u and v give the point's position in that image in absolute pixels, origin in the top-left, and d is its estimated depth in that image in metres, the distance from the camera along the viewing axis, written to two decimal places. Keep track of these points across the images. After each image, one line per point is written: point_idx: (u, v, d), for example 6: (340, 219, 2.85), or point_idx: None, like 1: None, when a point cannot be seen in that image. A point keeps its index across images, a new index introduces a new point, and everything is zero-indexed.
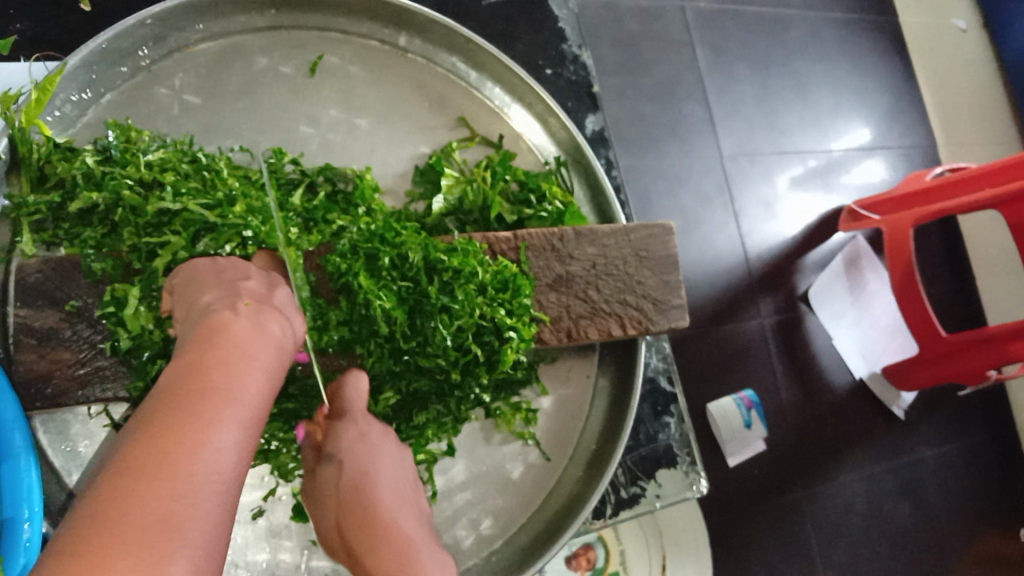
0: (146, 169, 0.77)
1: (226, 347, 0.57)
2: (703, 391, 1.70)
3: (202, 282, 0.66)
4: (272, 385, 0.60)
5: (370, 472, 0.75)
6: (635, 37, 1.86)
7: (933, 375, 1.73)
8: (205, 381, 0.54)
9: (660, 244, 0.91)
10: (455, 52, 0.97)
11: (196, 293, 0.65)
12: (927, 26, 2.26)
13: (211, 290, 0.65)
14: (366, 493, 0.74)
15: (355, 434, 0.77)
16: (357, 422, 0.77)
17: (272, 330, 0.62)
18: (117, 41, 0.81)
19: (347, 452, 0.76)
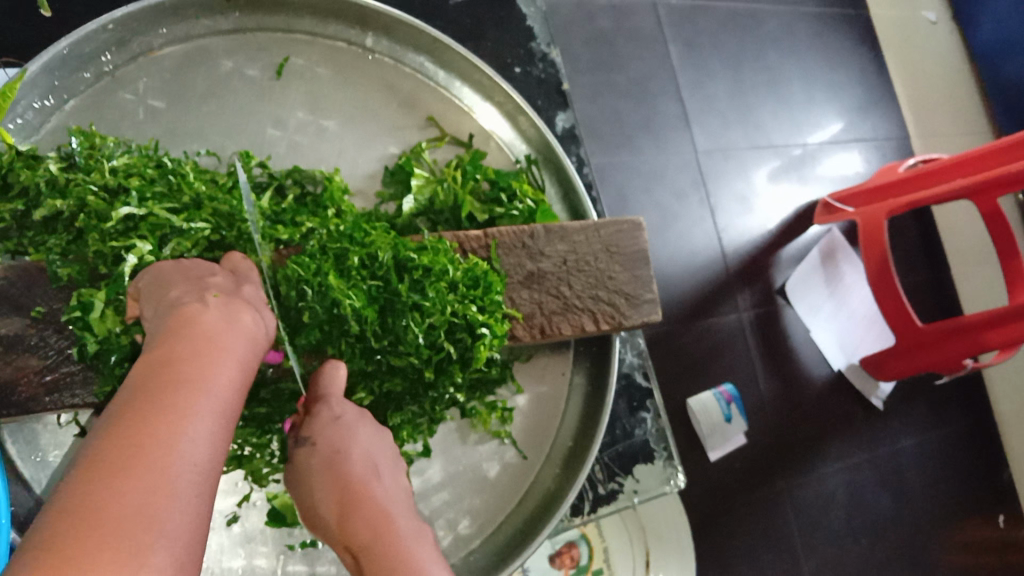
0: (111, 175, 0.76)
1: (198, 339, 0.57)
2: (682, 387, 1.71)
3: (172, 278, 0.66)
4: (248, 375, 0.60)
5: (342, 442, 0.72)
6: (608, 34, 1.87)
7: (910, 366, 1.75)
8: (178, 374, 0.54)
9: (630, 239, 0.92)
10: (422, 52, 0.97)
11: (164, 288, 0.64)
12: (897, 19, 2.28)
13: (181, 285, 0.64)
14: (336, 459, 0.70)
15: (330, 408, 0.74)
16: (334, 404, 0.74)
17: (245, 323, 0.62)
18: (78, 46, 0.80)
19: (321, 422, 0.73)
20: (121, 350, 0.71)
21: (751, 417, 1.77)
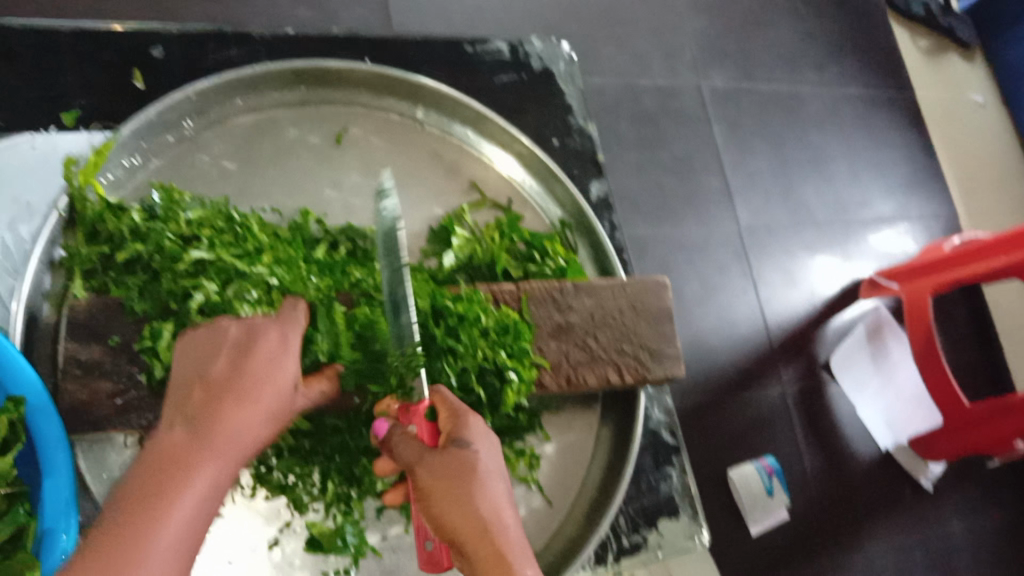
0: (186, 226, 0.87)
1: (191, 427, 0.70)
2: (723, 457, 1.72)
3: (191, 351, 0.76)
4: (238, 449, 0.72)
5: (475, 452, 0.76)
6: (653, 114, 1.96)
7: (960, 445, 1.74)
8: (171, 464, 0.67)
9: (655, 297, 0.98)
10: (467, 124, 1.08)
11: (188, 355, 0.76)
12: (943, 102, 2.32)
13: (199, 354, 0.76)
14: (467, 465, 0.75)
15: (467, 421, 0.78)
16: (469, 415, 0.79)
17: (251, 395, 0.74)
18: (165, 113, 0.91)
19: (457, 430, 0.77)
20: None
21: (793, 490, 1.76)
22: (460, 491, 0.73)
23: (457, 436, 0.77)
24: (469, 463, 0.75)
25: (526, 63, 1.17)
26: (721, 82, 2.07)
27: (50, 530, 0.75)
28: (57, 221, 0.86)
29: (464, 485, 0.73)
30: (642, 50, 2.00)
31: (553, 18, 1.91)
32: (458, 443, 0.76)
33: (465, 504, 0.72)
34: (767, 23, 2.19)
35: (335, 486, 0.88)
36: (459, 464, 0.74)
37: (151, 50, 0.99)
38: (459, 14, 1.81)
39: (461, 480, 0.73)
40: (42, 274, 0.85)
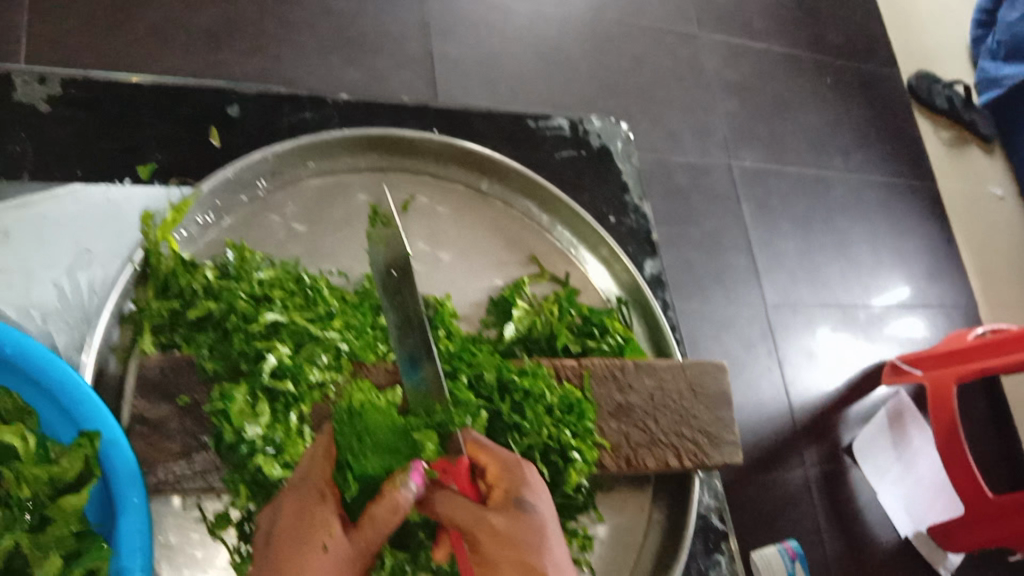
0: (258, 286, 0.87)
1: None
2: (749, 545, 1.68)
3: (282, 529, 0.72)
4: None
5: (537, 511, 0.76)
6: (684, 190, 1.98)
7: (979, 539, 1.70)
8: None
9: (713, 380, 0.98)
10: (529, 197, 1.09)
11: (280, 534, 0.72)
12: (962, 193, 2.37)
13: (288, 530, 0.72)
14: (528, 525, 0.74)
15: (522, 472, 0.78)
16: (526, 467, 0.79)
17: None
18: (242, 172, 0.93)
19: (513, 483, 0.77)
20: (261, 445, 0.78)
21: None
22: (522, 554, 0.72)
23: (515, 491, 0.77)
24: (530, 524, 0.75)
25: (585, 140, 1.19)
26: (750, 162, 2.10)
27: (126, 568, 0.75)
28: (131, 274, 0.86)
29: (527, 548, 0.73)
30: (674, 127, 2.03)
31: (590, 94, 1.94)
32: (516, 499, 0.76)
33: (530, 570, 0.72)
34: (796, 108, 2.24)
35: (390, 562, 0.82)
36: (520, 525, 0.74)
37: (226, 108, 1.01)
38: (501, 83, 1.84)
39: (523, 544, 0.73)
40: (110, 328, 0.85)
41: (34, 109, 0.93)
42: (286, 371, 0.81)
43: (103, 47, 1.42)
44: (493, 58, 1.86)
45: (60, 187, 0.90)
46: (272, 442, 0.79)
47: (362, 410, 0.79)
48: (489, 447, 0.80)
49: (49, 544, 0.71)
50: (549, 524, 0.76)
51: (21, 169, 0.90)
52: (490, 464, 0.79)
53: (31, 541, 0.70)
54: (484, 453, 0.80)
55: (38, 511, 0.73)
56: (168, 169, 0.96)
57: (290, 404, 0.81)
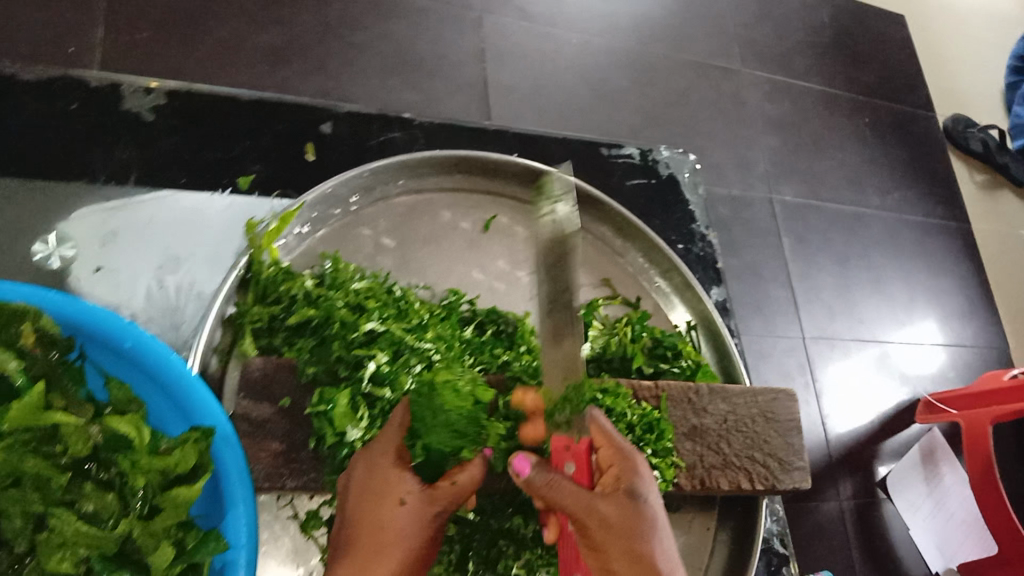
0: (354, 296, 0.90)
1: (367, 561, 0.75)
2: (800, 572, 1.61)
3: (358, 483, 0.77)
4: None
5: (647, 502, 0.79)
6: (727, 221, 1.88)
7: None
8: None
9: (783, 407, 1.01)
10: (604, 223, 1.15)
11: (358, 486, 0.77)
12: (999, 235, 2.27)
13: (371, 486, 0.77)
14: (638, 515, 0.78)
15: (635, 464, 0.81)
16: (638, 459, 0.81)
17: (405, 533, 0.76)
18: (339, 187, 0.98)
19: (626, 473, 0.80)
20: (361, 449, 0.82)
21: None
22: (631, 545, 0.76)
23: (628, 483, 0.79)
24: (639, 514, 0.78)
25: (653, 168, 1.33)
26: (791, 197, 2.00)
27: (232, 562, 0.72)
28: (235, 278, 0.89)
29: (635, 537, 0.77)
30: (718, 160, 1.92)
31: (638, 122, 1.83)
32: (629, 491, 0.79)
33: (638, 559, 0.76)
34: (833, 146, 2.13)
35: (473, 568, 0.87)
36: (629, 515, 0.78)
37: (321, 125, 1.12)
38: (552, 110, 1.74)
39: (632, 534, 0.77)
40: (213, 330, 0.88)
41: (140, 118, 1.04)
42: (385, 379, 0.83)
43: (168, 56, 1.39)
44: (544, 83, 1.76)
45: (162, 192, 1.01)
46: (370, 447, 0.82)
47: (439, 390, 0.80)
48: (606, 432, 0.81)
49: (159, 533, 0.70)
50: (655, 514, 0.80)
51: (128, 175, 1.01)
52: (607, 451, 0.81)
53: (143, 528, 0.69)
54: (599, 439, 0.82)
55: (147, 500, 0.72)
56: (272, 182, 1.06)
57: (387, 412, 0.84)
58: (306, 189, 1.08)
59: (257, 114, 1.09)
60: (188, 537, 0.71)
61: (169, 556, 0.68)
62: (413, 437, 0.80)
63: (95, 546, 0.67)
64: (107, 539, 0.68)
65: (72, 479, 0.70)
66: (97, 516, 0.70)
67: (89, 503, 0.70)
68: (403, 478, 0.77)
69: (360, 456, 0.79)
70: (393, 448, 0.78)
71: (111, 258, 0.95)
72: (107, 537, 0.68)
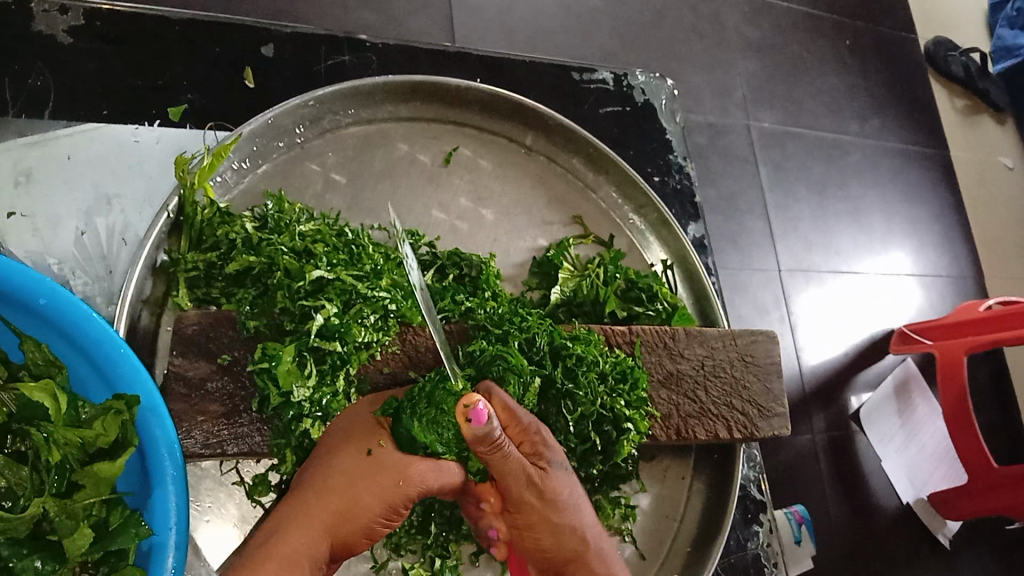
0: (299, 239, 0.80)
1: (305, 507, 0.68)
2: (775, 503, 1.58)
3: (334, 429, 0.73)
4: (345, 536, 0.69)
5: (568, 475, 0.75)
6: (702, 150, 1.78)
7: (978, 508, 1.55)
8: (280, 551, 0.64)
9: (763, 350, 0.95)
10: (576, 154, 1.07)
11: (330, 433, 0.73)
12: (977, 164, 2.15)
13: (342, 432, 0.72)
14: (565, 490, 0.73)
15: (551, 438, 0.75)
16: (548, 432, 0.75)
17: (356, 484, 0.70)
18: (280, 117, 0.89)
19: (544, 448, 0.73)
20: (308, 410, 0.75)
21: (839, 549, 1.62)
22: (563, 520, 0.72)
23: (547, 455, 0.73)
24: (565, 487, 0.73)
25: (629, 95, 1.24)
26: (769, 124, 1.90)
27: (159, 545, 0.65)
28: (165, 222, 0.80)
29: (566, 512, 0.72)
30: (694, 86, 1.82)
31: (612, 46, 1.73)
32: (549, 464, 0.73)
33: (569, 534, 0.72)
34: (813, 70, 2.01)
35: (436, 529, 0.83)
36: (558, 489, 0.72)
37: (262, 48, 1.03)
38: (521, 33, 1.63)
39: (561, 507, 0.72)
40: (143, 280, 0.80)
41: (56, 40, 0.93)
42: (334, 331, 0.75)
43: None
44: (511, 3, 1.64)
45: (85, 125, 0.91)
46: (319, 406, 0.75)
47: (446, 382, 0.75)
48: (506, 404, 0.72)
49: (78, 513, 0.64)
50: (578, 489, 0.75)
51: (43, 107, 0.90)
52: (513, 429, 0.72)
53: (60, 506, 0.63)
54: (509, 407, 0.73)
55: (66, 475, 0.65)
56: (205, 112, 0.97)
57: (337, 366, 0.76)
58: (245, 119, 0.99)
59: (186, 36, 0.99)
60: (111, 518, 0.65)
61: (87, 540, 0.63)
62: (396, 400, 0.74)
63: (4, 530, 0.61)
64: (17, 521, 0.61)
65: None
66: (10, 493, 0.64)
67: (1, 479, 0.64)
68: (378, 429, 0.73)
69: (348, 411, 0.75)
70: (371, 412, 0.74)
71: (26, 199, 0.87)
72: (17, 520, 0.61)
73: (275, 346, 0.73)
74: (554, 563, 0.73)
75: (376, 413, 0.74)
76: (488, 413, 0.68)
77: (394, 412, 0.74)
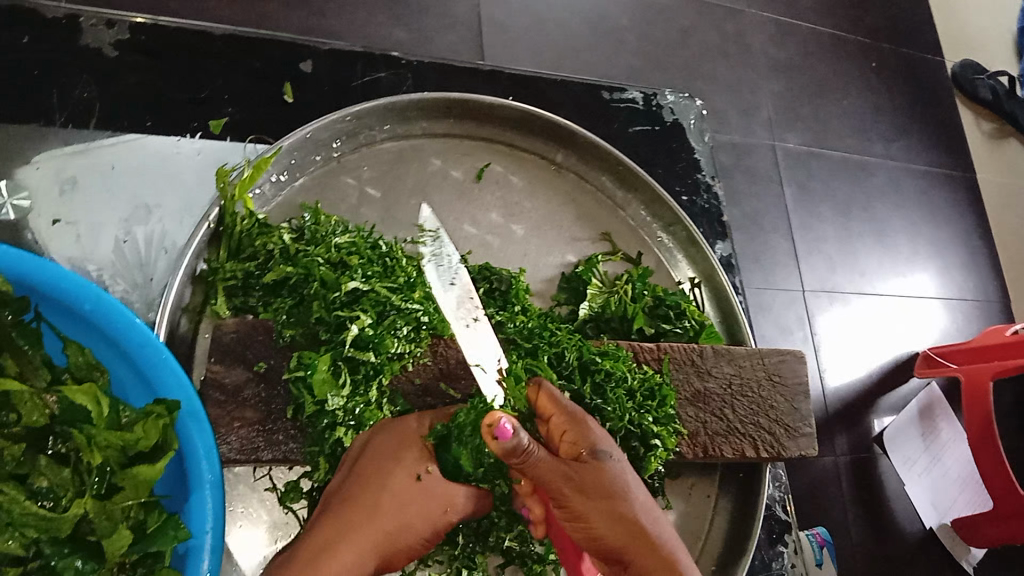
0: (335, 251, 0.82)
1: (353, 524, 0.72)
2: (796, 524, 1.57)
3: (374, 447, 0.74)
4: (391, 554, 0.74)
5: (613, 459, 0.72)
6: (728, 170, 1.79)
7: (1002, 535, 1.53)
8: (330, 567, 0.69)
9: (791, 371, 0.95)
10: (606, 171, 1.08)
11: (375, 446, 0.74)
12: (1004, 189, 2.13)
13: (390, 449, 0.74)
14: (609, 476, 0.70)
15: (590, 427, 0.73)
16: (587, 420, 0.73)
17: (406, 509, 0.74)
18: (319, 132, 0.91)
19: (583, 437, 0.72)
20: (341, 419, 0.76)
21: (860, 572, 1.60)
22: (613, 506, 0.68)
23: (587, 445, 0.71)
24: (609, 474, 0.70)
25: (659, 115, 1.25)
26: (795, 145, 1.90)
27: (196, 547, 0.67)
28: (206, 232, 0.82)
29: (612, 499, 0.69)
30: (720, 106, 1.83)
31: (640, 65, 1.74)
32: (591, 453, 0.71)
33: (621, 520, 0.68)
34: (839, 92, 2.01)
35: (463, 539, 0.83)
36: (603, 477, 0.70)
37: (300, 64, 1.05)
38: (550, 51, 1.65)
39: (608, 493, 0.69)
40: (183, 288, 0.82)
41: (102, 54, 0.96)
42: (368, 342, 0.77)
43: None
44: (541, 22, 1.66)
45: (128, 136, 0.94)
46: (352, 415, 0.77)
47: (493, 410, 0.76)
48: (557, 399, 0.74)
49: (117, 514, 0.65)
50: (626, 473, 0.72)
51: (88, 118, 0.93)
52: (556, 420, 0.73)
53: (100, 507, 0.64)
54: (548, 407, 0.74)
55: (105, 477, 0.66)
56: (244, 125, 0.99)
57: (370, 377, 0.77)
58: (282, 133, 1.01)
59: (228, 51, 1.02)
60: (149, 520, 0.66)
61: (125, 541, 0.63)
62: (444, 426, 0.76)
63: (45, 529, 0.62)
64: (58, 522, 0.62)
65: (26, 452, 0.65)
66: (50, 494, 0.65)
67: (43, 479, 0.65)
68: (424, 452, 0.75)
69: (392, 421, 0.76)
70: (419, 436, 0.76)
71: (70, 207, 0.89)
72: (59, 520, 0.62)
73: (309, 355, 0.74)
74: (611, 553, 0.69)
75: (424, 436, 0.76)
76: (513, 427, 0.64)
77: (441, 435, 0.76)
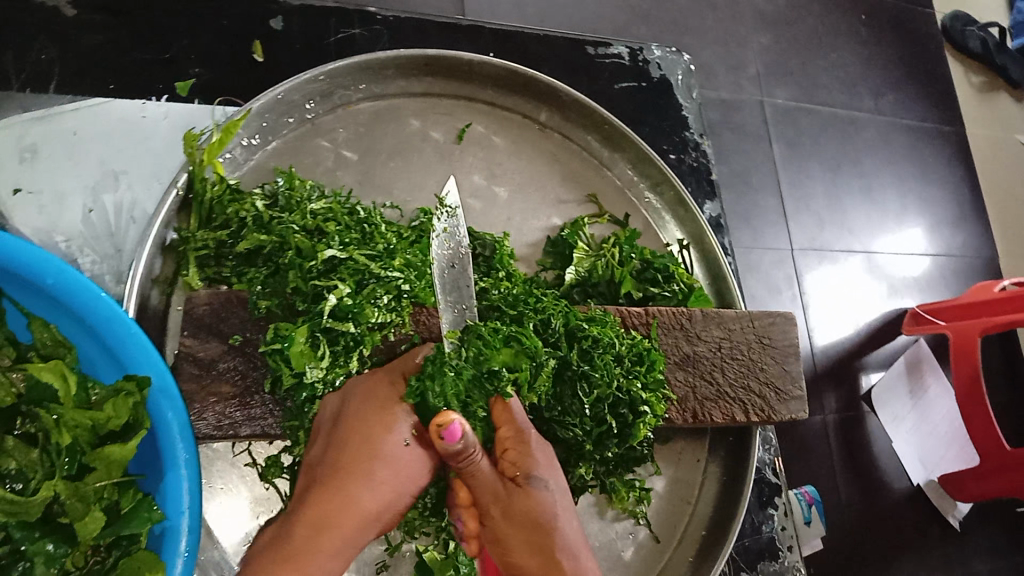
0: (311, 218, 0.79)
1: (347, 492, 0.69)
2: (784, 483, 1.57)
3: (349, 414, 0.71)
4: (387, 521, 0.72)
5: (548, 490, 0.72)
6: (716, 127, 1.75)
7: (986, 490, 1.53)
8: (328, 542, 0.67)
9: (781, 333, 0.93)
10: (591, 130, 1.04)
11: (350, 420, 0.70)
12: (995, 144, 2.10)
13: (367, 415, 0.71)
14: (542, 506, 0.71)
15: (536, 449, 0.73)
16: (534, 441, 0.73)
17: (399, 475, 0.71)
18: (291, 93, 0.87)
19: (524, 459, 0.72)
20: (321, 391, 0.74)
21: (848, 530, 1.61)
22: (536, 545, 0.69)
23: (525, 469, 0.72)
24: (542, 502, 0.71)
25: (645, 70, 1.22)
26: (783, 100, 1.86)
27: (171, 528, 0.64)
28: (174, 199, 0.78)
29: (542, 527, 0.70)
30: (708, 61, 1.78)
31: (625, 20, 1.69)
32: (527, 478, 0.71)
33: (541, 556, 0.68)
34: (829, 46, 1.96)
35: (451, 512, 0.81)
36: (528, 507, 0.70)
37: (271, 21, 1.01)
38: (533, 6, 1.59)
39: (532, 524, 0.70)
40: (153, 259, 0.78)
41: (61, 14, 0.92)
42: (348, 312, 0.73)
43: None
44: None
45: (94, 100, 0.90)
46: (332, 387, 0.75)
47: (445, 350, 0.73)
48: (512, 413, 0.74)
49: (89, 496, 0.63)
50: (558, 505, 0.72)
51: (49, 80, 0.89)
52: (507, 432, 0.73)
53: (72, 489, 0.62)
54: (501, 420, 0.74)
55: (76, 458, 0.64)
56: (213, 87, 0.95)
57: (350, 348, 0.75)
58: (253, 95, 0.97)
59: (194, 10, 0.97)
60: (123, 501, 0.65)
61: (98, 524, 0.62)
62: (418, 380, 0.72)
63: (15, 513, 0.60)
64: (27, 506, 0.60)
65: None
66: (20, 476, 0.62)
67: (11, 461, 0.62)
68: (405, 415, 0.72)
69: (363, 378, 0.73)
70: (397, 397, 0.72)
71: (33, 176, 0.85)
72: (27, 503, 0.60)
73: (287, 325, 0.72)
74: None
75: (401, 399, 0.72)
76: (462, 431, 0.68)
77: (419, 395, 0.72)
